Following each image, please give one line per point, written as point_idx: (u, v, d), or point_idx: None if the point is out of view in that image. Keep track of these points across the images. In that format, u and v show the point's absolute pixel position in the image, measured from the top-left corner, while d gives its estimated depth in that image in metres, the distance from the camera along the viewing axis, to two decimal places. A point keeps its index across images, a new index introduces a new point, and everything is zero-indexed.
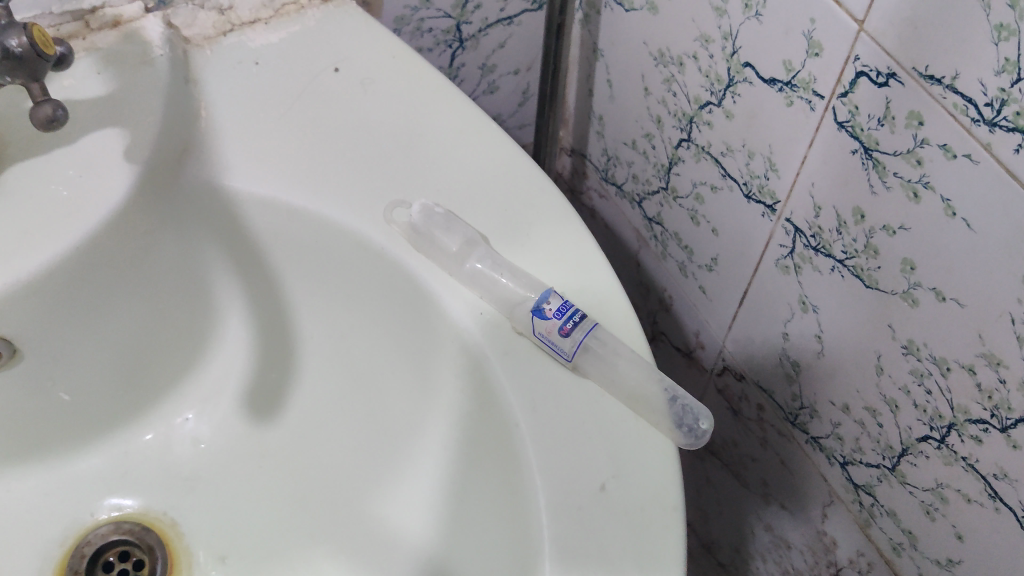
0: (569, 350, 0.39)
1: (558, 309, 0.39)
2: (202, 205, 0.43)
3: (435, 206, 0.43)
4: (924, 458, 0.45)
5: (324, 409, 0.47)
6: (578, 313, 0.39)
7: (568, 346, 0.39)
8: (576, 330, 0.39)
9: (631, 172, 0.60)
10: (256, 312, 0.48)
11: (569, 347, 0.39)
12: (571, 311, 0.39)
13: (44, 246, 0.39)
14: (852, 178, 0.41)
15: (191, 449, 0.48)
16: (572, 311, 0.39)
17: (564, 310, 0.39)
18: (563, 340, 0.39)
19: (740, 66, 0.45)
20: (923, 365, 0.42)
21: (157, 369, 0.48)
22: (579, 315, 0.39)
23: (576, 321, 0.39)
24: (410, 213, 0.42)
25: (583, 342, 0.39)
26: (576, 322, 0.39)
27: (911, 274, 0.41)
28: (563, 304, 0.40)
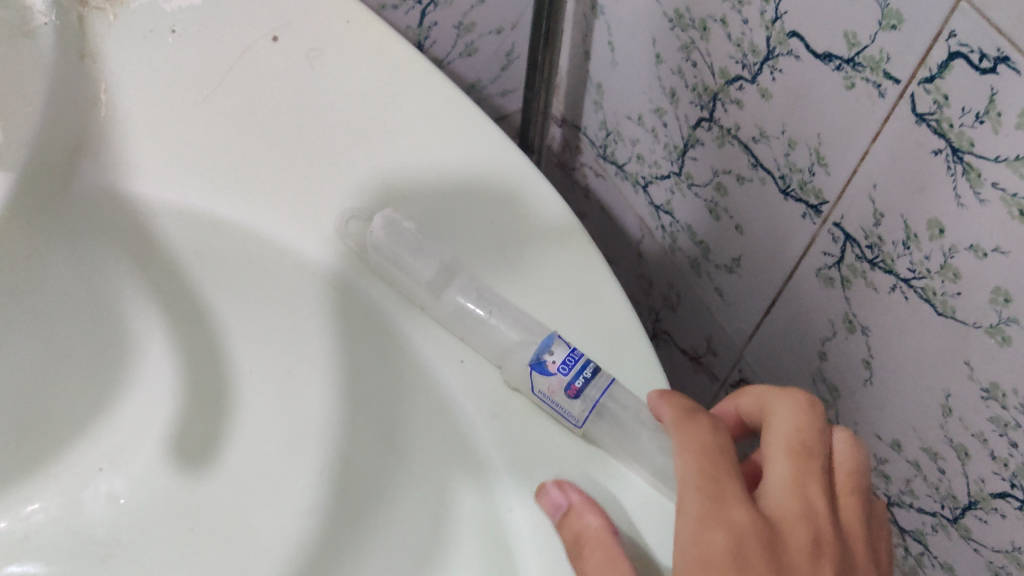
0: (581, 415, 0.30)
1: (563, 362, 0.31)
2: (101, 217, 0.34)
3: (400, 220, 0.33)
4: (998, 516, 0.38)
5: (266, 459, 0.38)
6: (589, 366, 0.31)
7: (579, 411, 0.30)
8: (589, 388, 0.30)
9: (634, 151, 0.51)
10: (183, 343, 0.39)
11: (581, 413, 0.30)
12: (579, 363, 0.31)
13: None
14: (931, 183, 0.33)
15: (107, 506, 0.39)
16: (582, 365, 0.31)
17: (572, 361, 0.31)
18: (573, 403, 0.30)
19: (784, 35, 0.36)
20: (1009, 415, 0.34)
21: (59, 412, 0.39)
22: (590, 368, 0.31)
23: (588, 376, 0.31)
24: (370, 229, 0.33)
25: (597, 403, 0.30)
26: (588, 379, 0.30)
27: (1004, 307, 0.32)
28: (570, 355, 0.31)
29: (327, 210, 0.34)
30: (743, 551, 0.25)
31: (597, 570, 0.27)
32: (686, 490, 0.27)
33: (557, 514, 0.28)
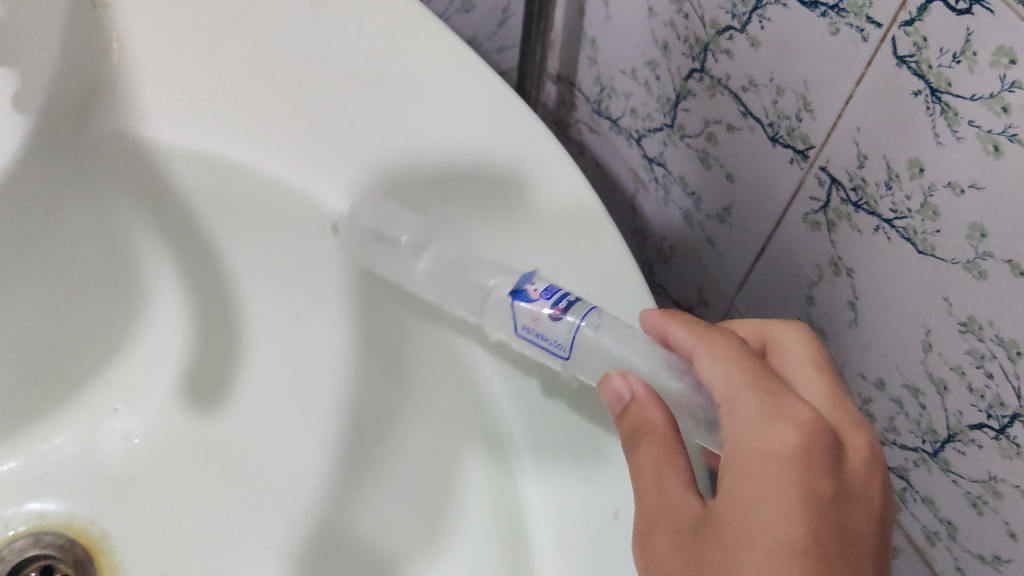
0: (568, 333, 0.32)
1: (545, 290, 0.33)
2: (117, 157, 0.35)
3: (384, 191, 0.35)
4: (976, 447, 0.39)
5: (275, 398, 0.40)
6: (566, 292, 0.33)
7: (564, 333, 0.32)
8: (570, 311, 0.32)
9: (628, 104, 0.52)
10: (193, 285, 0.40)
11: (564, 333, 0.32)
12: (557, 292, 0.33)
13: None
14: (912, 124, 0.34)
15: (123, 446, 0.41)
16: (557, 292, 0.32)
17: (554, 291, 0.33)
18: (556, 327, 0.32)
19: None
20: (986, 347, 0.36)
21: (76, 354, 0.40)
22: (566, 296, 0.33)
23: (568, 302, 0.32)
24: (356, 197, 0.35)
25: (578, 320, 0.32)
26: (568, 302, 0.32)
27: (980, 242, 0.34)
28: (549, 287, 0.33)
29: (332, 155, 0.36)
30: (813, 446, 0.27)
31: (650, 461, 0.29)
32: (739, 391, 0.29)
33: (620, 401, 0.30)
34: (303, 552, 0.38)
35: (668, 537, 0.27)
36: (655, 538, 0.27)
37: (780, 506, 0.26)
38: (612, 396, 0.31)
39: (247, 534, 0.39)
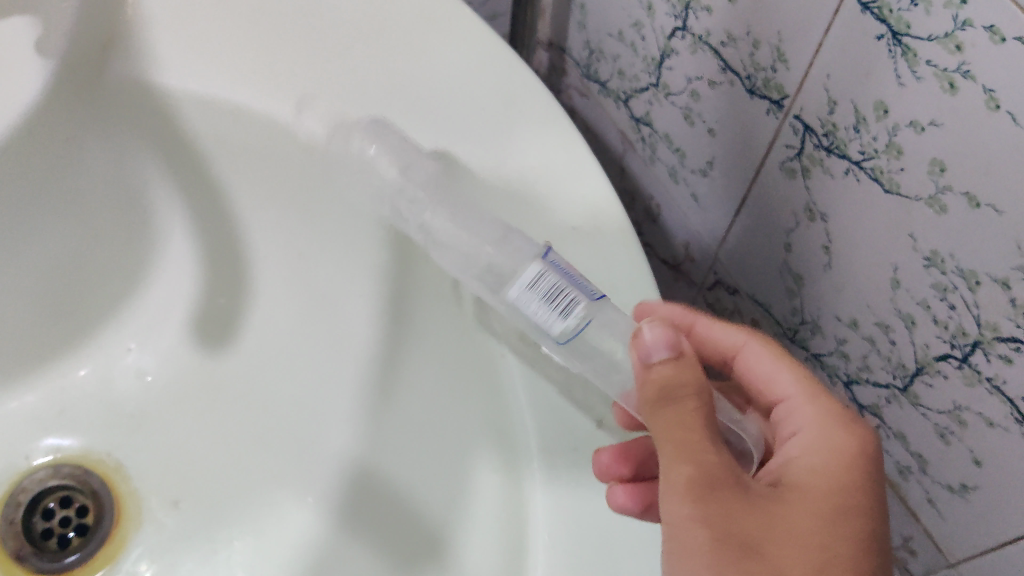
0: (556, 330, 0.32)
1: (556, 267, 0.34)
2: (131, 101, 0.38)
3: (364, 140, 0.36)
4: (942, 378, 0.41)
5: (280, 336, 0.43)
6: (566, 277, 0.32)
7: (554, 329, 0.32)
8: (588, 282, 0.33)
9: (616, 67, 0.55)
10: (203, 228, 0.42)
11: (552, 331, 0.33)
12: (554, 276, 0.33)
13: None
14: (876, 67, 0.36)
15: (136, 382, 0.44)
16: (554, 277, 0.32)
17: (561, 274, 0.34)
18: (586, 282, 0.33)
19: None
20: (948, 279, 0.38)
21: (93, 296, 0.43)
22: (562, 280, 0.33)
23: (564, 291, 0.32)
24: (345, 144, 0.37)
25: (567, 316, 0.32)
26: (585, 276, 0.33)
27: (940, 176, 0.36)
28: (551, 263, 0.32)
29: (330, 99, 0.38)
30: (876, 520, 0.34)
31: (698, 413, 0.31)
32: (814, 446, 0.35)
33: (664, 352, 0.32)
34: (308, 481, 0.41)
35: (719, 509, 0.30)
36: (709, 503, 0.30)
37: (821, 543, 0.31)
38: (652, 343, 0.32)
39: (253, 466, 0.42)
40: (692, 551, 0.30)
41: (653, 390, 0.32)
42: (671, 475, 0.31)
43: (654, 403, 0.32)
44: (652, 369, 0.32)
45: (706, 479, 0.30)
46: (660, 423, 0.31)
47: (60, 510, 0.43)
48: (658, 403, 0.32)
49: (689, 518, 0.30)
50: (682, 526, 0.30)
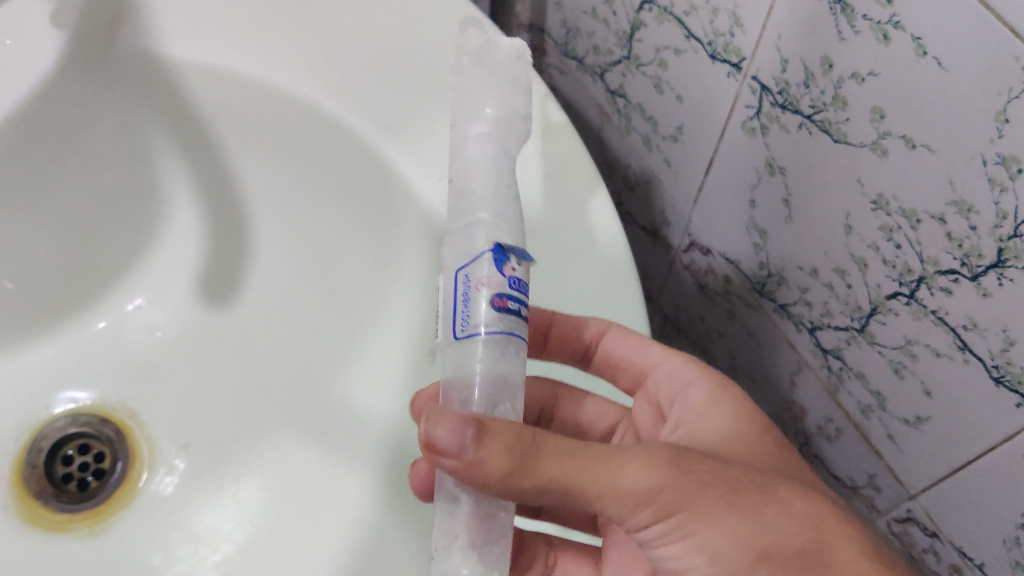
0: (481, 328, 0.30)
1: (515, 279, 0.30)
2: (138, 71, 0.42)
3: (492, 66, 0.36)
4: (893, 316, 0.45)
5: (284, 287, 0.47)
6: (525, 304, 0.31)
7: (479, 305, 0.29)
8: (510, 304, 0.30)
9: (592, 43, 0.58)
10: (205, 188, 0.47)
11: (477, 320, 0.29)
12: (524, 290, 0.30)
13: None
14: (820, 24, 0.39)
15: (147, 337, 0.48)
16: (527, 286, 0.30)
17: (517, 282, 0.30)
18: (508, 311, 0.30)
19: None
20: (893, 219, 0.41)
21: (105, 258, 0.47)
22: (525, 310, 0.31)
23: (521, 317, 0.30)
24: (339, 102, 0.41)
25: (512, 333, 0.30)
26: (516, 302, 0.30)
27: (880, 123, 0.39)
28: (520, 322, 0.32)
29: (323, 63, 0.42)
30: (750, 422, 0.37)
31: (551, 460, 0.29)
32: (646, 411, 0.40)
33: (467, 432, 0.28)
34: (308, 420, 0.45)
35: (693, 479, 0.29)
36: (672, 480, 0.29)
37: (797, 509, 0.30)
38: (450, 437, 0.28)
39: (260, 410, 0.46)
40: (715, 522, 0.29)
41: (503, 458, 0.28)
42: (631, 493, 0.29)
43: (515, 476, 0.28)
44: (476, 454, 0.28)
45: (665, 469, 0.29)
46: (545, 476, 0.29)
47: (77, 457, 0.47)
48: (519, 469, 0.28)
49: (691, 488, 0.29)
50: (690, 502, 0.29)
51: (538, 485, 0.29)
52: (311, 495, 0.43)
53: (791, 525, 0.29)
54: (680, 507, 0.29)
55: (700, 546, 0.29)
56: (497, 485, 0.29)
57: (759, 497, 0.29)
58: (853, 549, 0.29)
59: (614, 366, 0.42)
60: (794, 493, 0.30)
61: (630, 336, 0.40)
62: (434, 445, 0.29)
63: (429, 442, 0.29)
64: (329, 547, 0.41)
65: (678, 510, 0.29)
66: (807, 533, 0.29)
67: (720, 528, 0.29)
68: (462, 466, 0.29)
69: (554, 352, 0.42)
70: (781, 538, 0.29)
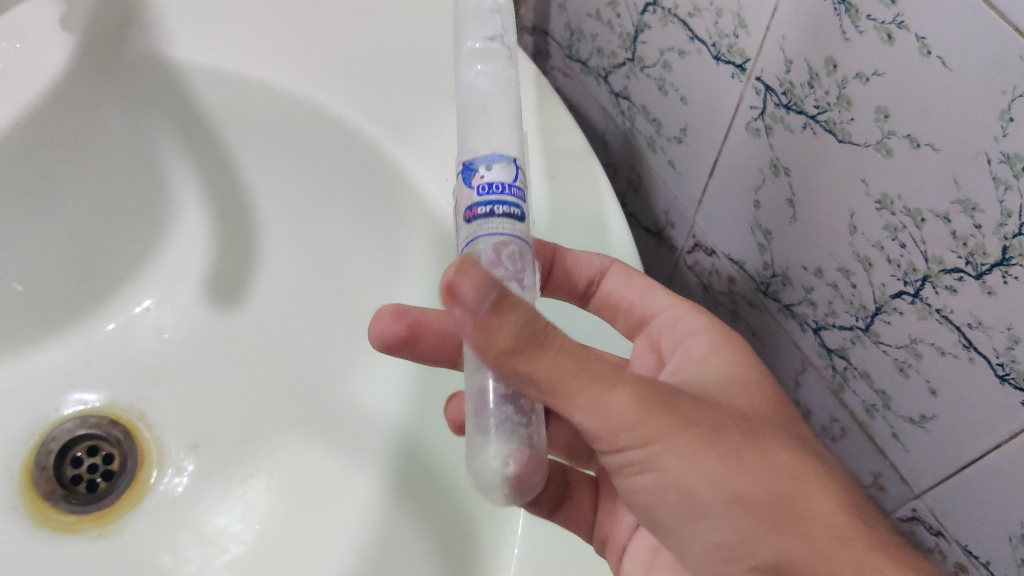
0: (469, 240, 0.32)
1: (486, 184, 0.31)
2: (147, 73, 0.42)
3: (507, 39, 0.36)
4: (898, 314, 0.45)
5: (291, 288, 0.47)
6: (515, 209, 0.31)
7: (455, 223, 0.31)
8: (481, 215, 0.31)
9: (595, 45, 0.59)
10: (212, 189, 0.47)
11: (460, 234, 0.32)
12: (505, 193, 0.31)
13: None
14: (824, 25, 0.39)
15: (155, 339, 0.48)
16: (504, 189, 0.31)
17: (490, 186, 0.31)
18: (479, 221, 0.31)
19: None
20: (898, 219, 0.41)
21: (113, 259, 0.47)
22: (509, 209, 0.31)
23: (505, 218, 0.31)
24: (346, 105, 0.41)
25: (495, 236, 0.31)
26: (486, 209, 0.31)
27: (885, 123, 0.39)
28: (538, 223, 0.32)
29: (329, 65, 0.42)
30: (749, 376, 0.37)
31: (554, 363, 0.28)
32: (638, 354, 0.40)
33: (493, 296, 0.27)
34: (316, 420, 0.45)
35: (679, 421, 0.31)
36: (659, 417, 0.30)
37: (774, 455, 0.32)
38: (473, 294, 0.27)
39: (268, 410, 0.46)
40: (696, 462, 0.31)
41: (510, 336, 0.28)
42: (612, 418, 0.29)
43: (510, 357, 0.28)
44: (486, 320, 0.28)
45: (655, 403, 0.30)
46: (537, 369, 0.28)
47: (86, 458, 0.47)
48: (517, 352, 0.28)
49: (676, 426, 0.30)
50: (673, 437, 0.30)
51: (529, 372, 0.29)
52: (319, 494, 0.43)
53: (768, 473, 0.31)
54: (665, 445, 0.30)
55: (676, 482, 0.31)
56: (490, 358, 0.29)
57: (742, 443, 0.32)
58: (823, 495, 0.32)
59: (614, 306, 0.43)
60: (778, 443, 0.33)
61: (630, 275, 0.41)
62: (452, 290, 0.27)
63: (448, 286, 0.28)
64: (336, 545, 0.41)
65: (664, 447, 0.30)
66: (784, 481, 0.32)
67: (700, 469, 0.31)
68: (465, 325, 0.28)
69: (555, 286, 0.42)
70: (756, 483, 0.31)
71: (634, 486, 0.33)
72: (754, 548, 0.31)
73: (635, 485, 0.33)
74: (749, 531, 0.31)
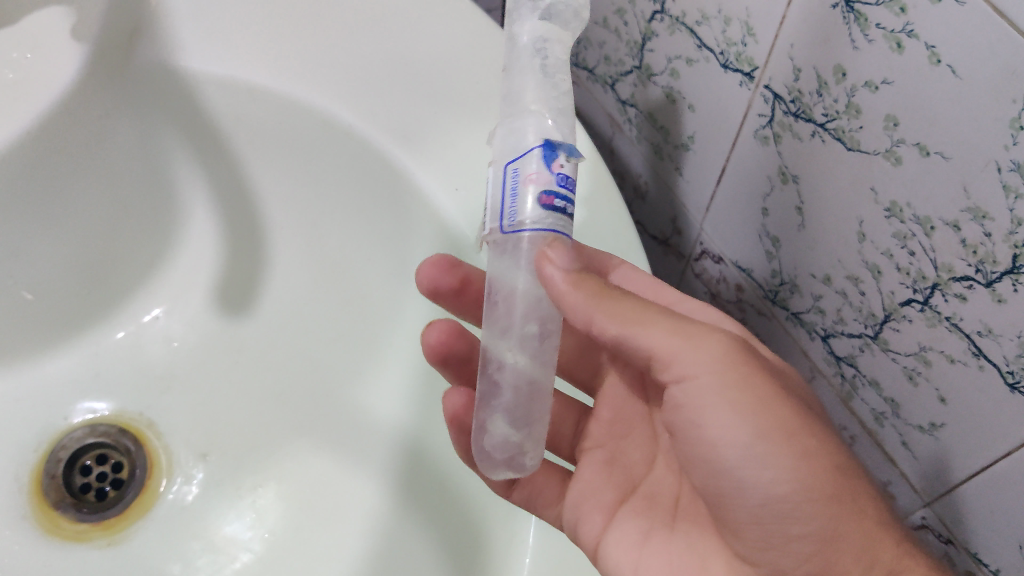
0: (527, 223, 0.32)
1: (563, 177, 0.32)
2: (157, 83, 0.42)
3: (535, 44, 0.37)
4: (907, 322, 0.45)
5: (300, 297, 0.48)
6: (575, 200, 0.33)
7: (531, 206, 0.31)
8: (557, 211, 0.32)
9: (602, 53, 0.59)
10: (221, 199, 0.47)
11: (526, 219, 0.32)
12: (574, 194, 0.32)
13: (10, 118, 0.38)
14: (833, 34, 0.39)
15: (165, 347, 0.49)
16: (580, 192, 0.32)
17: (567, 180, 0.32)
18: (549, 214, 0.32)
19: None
20: (907, 227, 0.41)
21: (123, 269, 0.48)
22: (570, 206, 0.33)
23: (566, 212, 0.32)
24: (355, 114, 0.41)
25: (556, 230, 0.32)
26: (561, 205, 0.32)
27: (894, 131, 0.39)
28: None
29: (338, 74, 0.42)
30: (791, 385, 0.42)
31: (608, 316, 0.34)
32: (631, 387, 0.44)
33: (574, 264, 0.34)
34: (326, 429, 0.46)
35: (761, 381, 0.35)
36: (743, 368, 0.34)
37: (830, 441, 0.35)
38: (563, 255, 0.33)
39: (278, 419, 0.47)
40: (769, 412, 0.34)
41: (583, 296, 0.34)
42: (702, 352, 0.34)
43: (595, 301, 0.34)
44: (573, 276, 0.34)
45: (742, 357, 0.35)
46: (619, 311, 0.34)
47: (95, 467, 0.48)
48: (602, 300, 0.34)
49: (757, 380, 0.34)
50: (753, 388, 0.34)
51: (613, 314, 0.34)
52: (330, 505, 0.44)
53: (823, 446, 0.35)
54: (748, 391, 0.34)
55: (741, 435, 0.34)
56: (576, 306, 0.34)
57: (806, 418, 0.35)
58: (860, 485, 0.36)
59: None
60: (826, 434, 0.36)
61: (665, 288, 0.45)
62: (545, 254, 0.33)
63: (542, 252, 0.33)
64: (344, 554, 0.41)
65: (744, 389, 0.34)
66: (837, 456, 0.35)
67: (774, 419, 0.34)
68: (554, 284, 0.34)
69: None
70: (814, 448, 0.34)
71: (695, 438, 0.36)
72: (805, 503, 0.33)
73: (698, 441, 0.35)
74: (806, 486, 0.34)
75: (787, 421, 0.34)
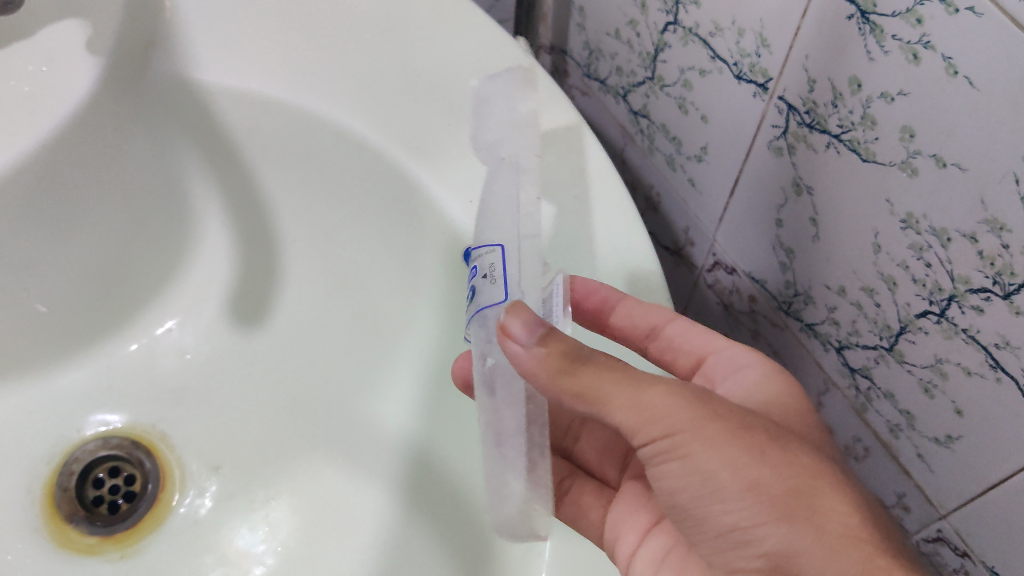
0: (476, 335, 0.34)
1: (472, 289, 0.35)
2: (171, 96, 0.42)
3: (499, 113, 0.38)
4: (924, 334, 0.44)
5: (313, 308, 0.48)
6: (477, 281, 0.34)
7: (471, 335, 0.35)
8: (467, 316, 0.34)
9: (614, 64, 0.59)
10: (234, 211, 0.48)
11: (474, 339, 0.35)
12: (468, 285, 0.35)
13: (24, 133, 0.38)
14: (848, 45, 0.39)
15: (178, 359, 0.49)
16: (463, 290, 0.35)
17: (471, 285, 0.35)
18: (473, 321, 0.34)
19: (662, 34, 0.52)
20: (923, 238, 0.41)
21: (136, 282, 0.48)
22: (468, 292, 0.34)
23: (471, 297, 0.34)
24: (369, 126, 0.41)
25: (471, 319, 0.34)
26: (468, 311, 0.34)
27: (910, 142, 0.39)
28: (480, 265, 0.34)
29: (349, 86, 0.42)
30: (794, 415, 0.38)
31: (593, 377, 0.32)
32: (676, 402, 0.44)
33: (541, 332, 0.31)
34: (339, 441, 0.46)
35: (709, 412, 0.31)
36: (692, 402, 0.31)
37: (800, 463, 0.31)
38: (524, 327, 0.31)
39: (291, 431, 0.47)
40: (719, 454, 0.31)
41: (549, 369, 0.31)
42: (647, 404, 0.31)
43: (564, 375, 0.32)
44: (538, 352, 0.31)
45: (687, 398, 0.32)
46: (586, 382, 0.32)
47: (108, 479, 0.48)
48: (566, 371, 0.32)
49: (703, 416, 0.31)
50: (699, 424, 0.31)
51: (576, 388, 0.32)
52: (341, 518, 0.44)
53: (790, 470, 0.31)
54: (693, 436, 0.31)
55: (702, 473, 0.31)
56: (542, 383, 0.32)
57: (768, 440, 0.31)
58: (836, 498, 0.31)
59: (675, 348, 0.44)
60: (800, 448, 0.32)
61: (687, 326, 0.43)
62: (505, 331, 0.31)
63: (502, 328, 0.32)
64: (356, 566, 0.41)
65: (690, 437, 0.31)
66: (803, 476, 0.31)
67: (725, 458, 0.31)
68: (520, 362, 0.32)
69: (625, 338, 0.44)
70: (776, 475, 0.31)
71: (662, 478, 0.33)
72: (762, 537, 0.31)
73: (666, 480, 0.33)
74: (763, 519, 0.31)
75: (741, 455, 0.31)
